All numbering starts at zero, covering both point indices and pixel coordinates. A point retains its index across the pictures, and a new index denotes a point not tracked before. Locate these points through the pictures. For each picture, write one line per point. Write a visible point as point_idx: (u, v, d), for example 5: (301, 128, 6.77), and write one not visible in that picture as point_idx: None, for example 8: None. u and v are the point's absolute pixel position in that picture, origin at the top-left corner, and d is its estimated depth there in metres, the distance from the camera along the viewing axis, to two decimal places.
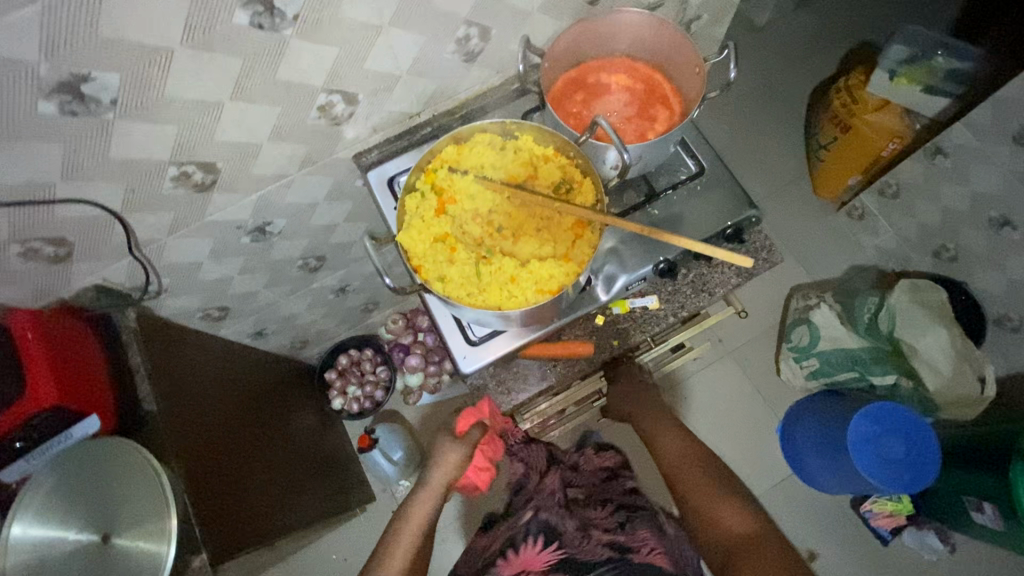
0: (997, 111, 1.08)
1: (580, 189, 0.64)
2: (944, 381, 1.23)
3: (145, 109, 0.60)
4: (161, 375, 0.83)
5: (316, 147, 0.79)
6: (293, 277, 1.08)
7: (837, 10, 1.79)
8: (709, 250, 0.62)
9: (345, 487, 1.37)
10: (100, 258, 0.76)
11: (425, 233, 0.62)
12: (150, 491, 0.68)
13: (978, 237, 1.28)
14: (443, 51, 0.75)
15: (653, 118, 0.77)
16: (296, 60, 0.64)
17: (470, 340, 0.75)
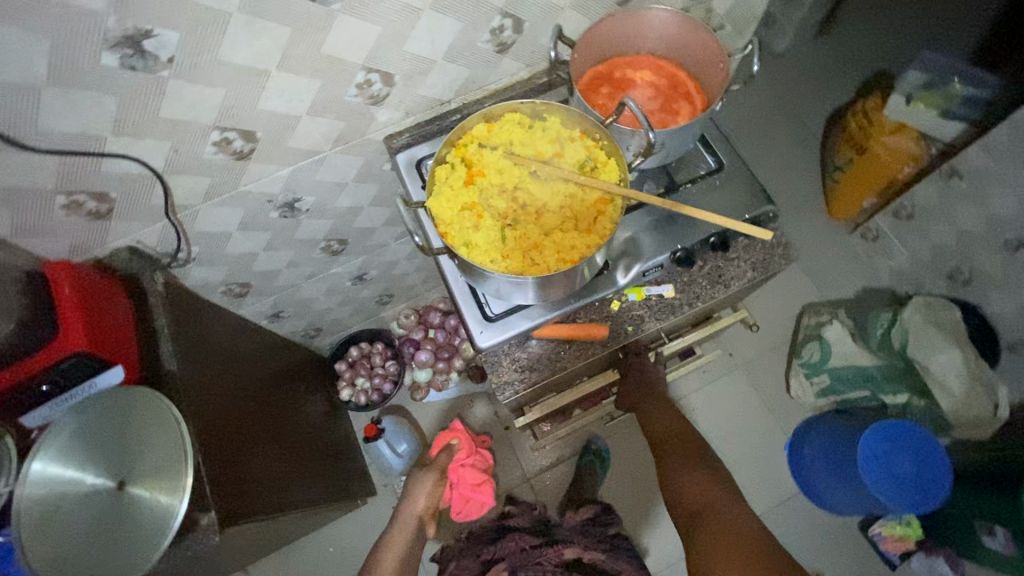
0: (1013, 133, 1.10)
1: (605, 168, 0.66)
2: (957, 402, 1.21)
3: (197, 70, 0.63)
4: (183, 338, 0.85)
5: (350, 125, 0.82)
6: (315, 260, 1.11)
7: None
8: (731, 223, 0.71)
9: (349, 477, 1.37)
10: (137, 218, 0.79)
11: (453, 201, 0.64)
12: (166, 443, 0.69)
13: (993, 260, 1.28)
14: (477, 39, 0.78)
15: (676, 111, 0.80)
16: (341, 35, 0.67)
17: (487, 316, 0.77)
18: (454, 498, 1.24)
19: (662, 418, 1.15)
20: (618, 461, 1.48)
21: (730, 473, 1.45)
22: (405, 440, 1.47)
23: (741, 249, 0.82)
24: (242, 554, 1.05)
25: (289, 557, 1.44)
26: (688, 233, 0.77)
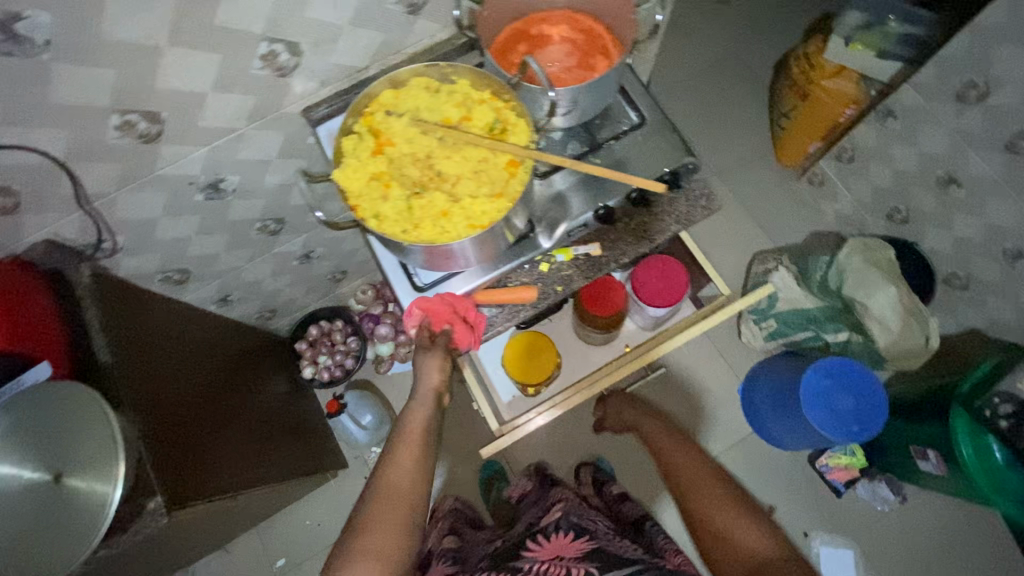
0: (942, 70, 1.12)
1: (514, 130, 0.66)
2: (894, 337, 1.27)
3: (81, 52, 0.61)
4: (117, 330, 0.85)
5: (264, 99, 0.80)
6: (253, 241, 1.09)
7: None
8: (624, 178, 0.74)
9: (317, 452, 1.39)
10: (50, 210, 0.77)
11: (361, 171, 0.64)
12: (97, 434, 0.69)
13: (928, 197, 1.32)
14: (385, 3, 0.76)
15: (593, 67, 0.79)
16: (232, 5, 0.65)
17: (417, 286, 0.78)
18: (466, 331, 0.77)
19: (675, 449, 1.09)
20: (580, 418, 1.52)
21: (687, 419, 1.50)
22: (369, 412, 1.48)
23: (665, 203, 0.84)
24: (211, 532, 1.08)
25: (265, 533, 1.48)
26: (608, 192, 0.78)
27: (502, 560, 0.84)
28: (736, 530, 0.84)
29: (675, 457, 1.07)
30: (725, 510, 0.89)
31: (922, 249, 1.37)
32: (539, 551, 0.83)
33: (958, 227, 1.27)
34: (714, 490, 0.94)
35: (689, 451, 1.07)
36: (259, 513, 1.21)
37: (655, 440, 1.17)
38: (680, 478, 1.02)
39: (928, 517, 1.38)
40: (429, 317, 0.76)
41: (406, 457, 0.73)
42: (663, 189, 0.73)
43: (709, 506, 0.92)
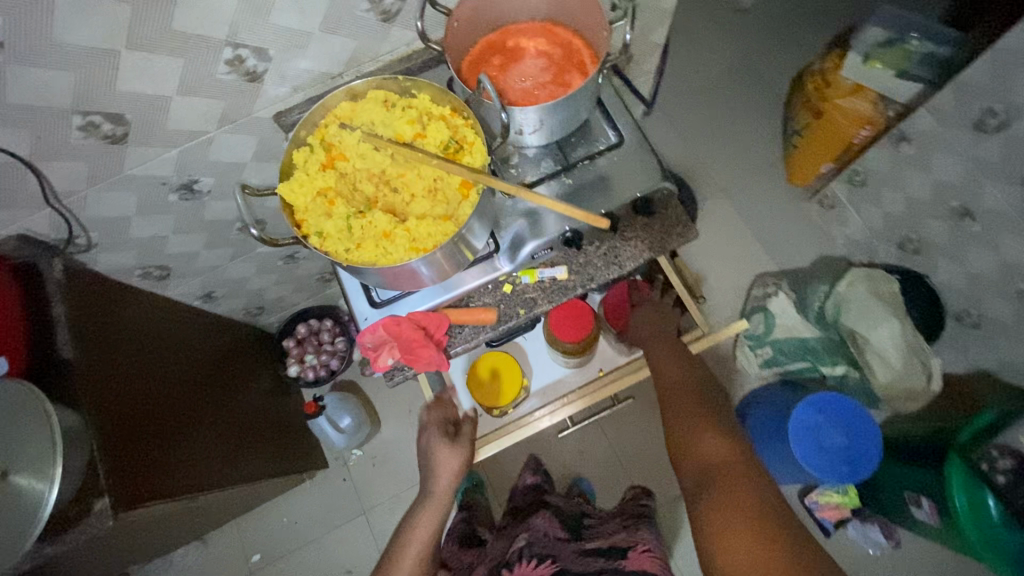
0: (959, 96, 1.05)
1: (470, 150, 0.63)
2: (896, 374, 1.21)
3: (33, 53, 0.60)
4: (84, 326, 0.85)
5: (233, 103, 0.79)
6: (233, 240, 1.09)
7: None
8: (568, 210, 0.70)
9: (296, 452, 1.39)
10: (18, 206, 0.78)
11: (307, 186, 0.62)
12: (40, 435, 0.69)
13: (941, 229, 1.24)
14: (355, 9, 0.74)
15: (567, 83, 0.75)
16: (190, 9, 0.64)
17: (374, 302, 0.76)
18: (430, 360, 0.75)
19: (670, 365, 0.92)
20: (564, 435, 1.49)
21: None
22: (348, 415, 1.45)
23: (638, 228, 0.80)
24: (177, 528, 1.08)
25: (244, 528, 1.49)
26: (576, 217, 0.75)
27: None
28: (710, 442, 0.80)
29: (658, 354, 0.95)
30: (704, 422, 0.83)
31: (933, 282, 1.29)
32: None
33: (970, 263, 1.20)
34: (693, 400, 0.87)
35: (683, 368, 0.92)
36: (231, 510, 1.22)
37: (636, 318, 1.00)
38: (665, 392, 0.91)
39: (922, 565, 1.30)
40: (394, 341, 0.74)
41: (412, 546, 0.90)
42: (607, 226, 0.71)
43: (691, 412, 0.85)
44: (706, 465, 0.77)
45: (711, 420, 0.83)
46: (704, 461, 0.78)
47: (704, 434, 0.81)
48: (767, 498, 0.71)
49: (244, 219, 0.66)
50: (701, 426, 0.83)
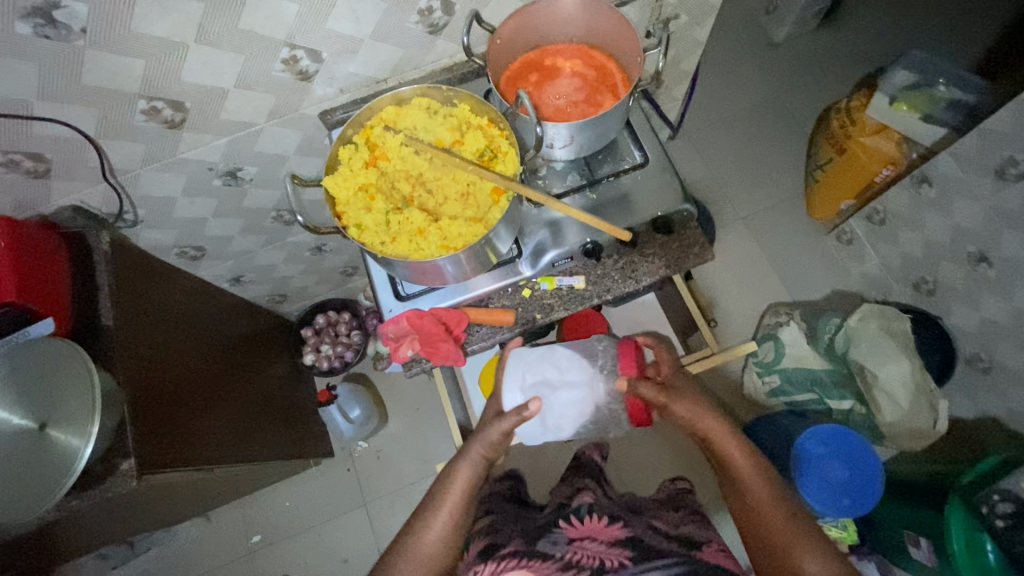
0: (982, 143, 1.07)
1: (504, 158, 0.67)
2: (902, 414, 1.21)
3: (113, 41, 0.66)
4: (123, 297, 0.90)
5: (284, 99, 0.84)
6: (268, 228, 1.15)
7: (859, 32, 1.77)
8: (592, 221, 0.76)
9: (305, 437, 1.43)
10: (77, 179, 0.83)
11: (350, 181, 0.66)
12: (80, 392, 0.73)
13: (957, 272, 1.25)
14: (406, 21, 0.79)
15: (599, 104, 0.79)
16: (258, 11, 0.69)
17: (399, 295, 0.80)
18: (446, 355, 0.78)
19: (748, 473, 0.77)
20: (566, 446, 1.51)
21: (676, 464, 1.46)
22: (358, 407, 1.49)
23: (657, 246, 0.82)
24: (188, 500, 1.11)
25: (246, 509, 1.53)
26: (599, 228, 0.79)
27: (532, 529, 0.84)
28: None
29: (733, 456, 0.80)
30: (807, 550, 0.68)
31: (946, 324, 1.30)
32: (571, 528, 0.83)
33: (984, 307, 1.20)
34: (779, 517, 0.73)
35: (763, 475, 0.77)
36: (240, 487, 1.25)
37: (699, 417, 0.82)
38: (742, 511, 0.76)
39: None
40: (416, 333, 0.78)
41: (445, 511, 0.79)
42: (626, 238, 0.78)
43: (792, 546, 0.70)
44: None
45: (815, 549, 0.69)
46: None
47: (798, 559, 0.68)
48: None
49: (292, 205, 0.70)
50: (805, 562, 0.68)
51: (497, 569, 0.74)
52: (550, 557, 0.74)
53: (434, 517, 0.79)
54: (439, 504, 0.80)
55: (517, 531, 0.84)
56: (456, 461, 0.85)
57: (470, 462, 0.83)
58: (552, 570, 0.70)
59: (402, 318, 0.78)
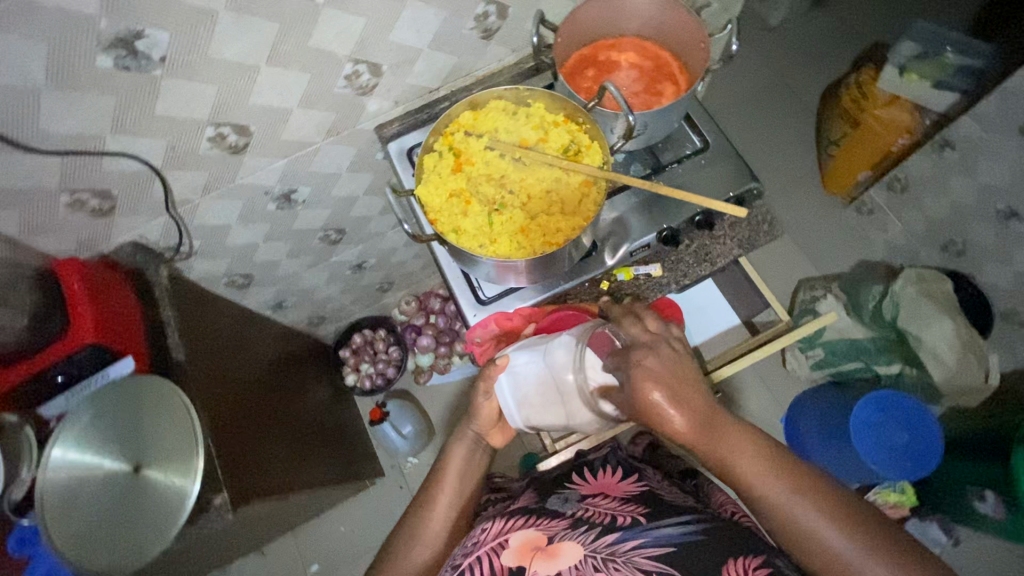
0: (1005, 102, 1.10)
1: (588, 152, 0.68)
2: (950, 371, 1.23)
3: (188, 68, 0.65)
4: (190, 331, 0.88)
5: (342, 116, 0.84)
6: (314, 249, 1.14)
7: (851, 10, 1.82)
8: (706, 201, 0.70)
9: (356, 458, 1.41)
10: (139, 213, 0.82)
11: (441, 188, 0.66)
12: (179, 428, 0.73)
13: (986, 229, 1.29)
14: (462, 27, 0.80)
15: (660, 93, 0.81)
16: (327, 28, 0.69)
17: (479, 299, 0.79)
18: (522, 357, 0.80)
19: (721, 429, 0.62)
20: None
21: None
22: (409, 422, 1.48)
23: (726, 228, 0.84)
24: (260, 533, 1.09)
25: (301, 538, 1.50)
26: (675, 212, 0.80)
27: (548, 489, 0.88)
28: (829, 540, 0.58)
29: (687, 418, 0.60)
30: (801, 504, 0.60)
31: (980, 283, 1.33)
32: (585, 486, 0.87)
33: (1018, 262, 1.24)
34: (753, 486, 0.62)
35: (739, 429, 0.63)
36: (302, 518, 1.23)
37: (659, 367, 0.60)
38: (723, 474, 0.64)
39: (980, 565, 1.31)
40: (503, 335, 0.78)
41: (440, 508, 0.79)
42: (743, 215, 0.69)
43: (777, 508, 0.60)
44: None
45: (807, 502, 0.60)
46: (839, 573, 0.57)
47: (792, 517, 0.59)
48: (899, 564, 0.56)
49: (398, 217, 0.69)
50: (804, 517, 0.59)
51: (507, 526, 0.76)
52: (560, 516, 0.76)
53: (438, 489, 0.79)
54: (442, 478, 0.80)
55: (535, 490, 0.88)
56: (450, 443, 0.83)
57: (464, 441, 0.82)
58: (562, 527, 0.73)
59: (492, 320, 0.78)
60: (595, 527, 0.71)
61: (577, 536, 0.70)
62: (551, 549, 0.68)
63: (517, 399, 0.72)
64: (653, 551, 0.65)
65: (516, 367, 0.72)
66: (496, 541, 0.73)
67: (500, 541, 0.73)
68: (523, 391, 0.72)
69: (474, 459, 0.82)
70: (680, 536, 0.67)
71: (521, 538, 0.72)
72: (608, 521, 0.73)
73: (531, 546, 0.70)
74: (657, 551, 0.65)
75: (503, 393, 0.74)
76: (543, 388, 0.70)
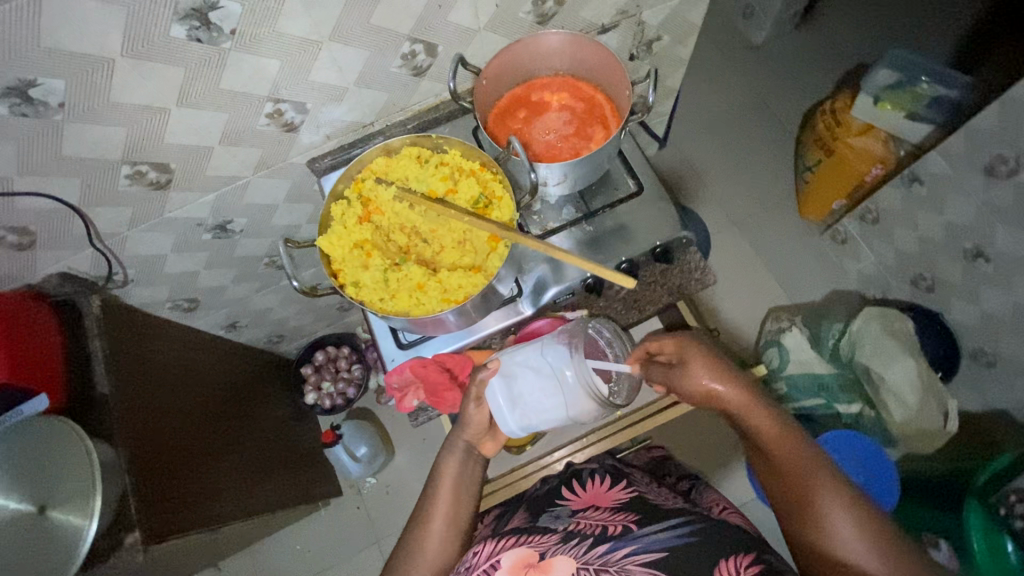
0: (971, 141, 1.07)
1: (498, 205, 0.66)
2: (911, 413, 1.21)
3: (92, 112, 0.64)
4: (120, 361, 0.87)
5: (270, 151, 0.83)
6: (260, 274, 1.13)
7: None
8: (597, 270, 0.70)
9: (313, 480, 1.40)
10: (64, 247, 0.81)
11: (345, 239, 0.66)
12: (79, 470, 0.72)
13: (954, 268, 1.25)
14: (388, 65, 0.78)
15: (590, 137, 0.79)
16: (237, 72, 0.68)
17: (400, 343, 0.78)
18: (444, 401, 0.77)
19: (784, 445, 0.64)
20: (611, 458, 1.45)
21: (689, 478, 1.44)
22: (364, 444, 1.50)
23: (657, 273, 0.83)
24: (201, 557, 1.09)
25: (257, 554, 1.49)
26: (599, 258, 0.80)
27: (539, 506, 0.84)
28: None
29: (761, 428, 0.66)
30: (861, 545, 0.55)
31: (947, 320, 1.30)
32: (576, 501, 0.82)
33: (985, 303, 1.20)
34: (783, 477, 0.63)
35: (811, 455, 0.62)
36: (249, 538, 1.23)
37: (716, 376, 0.69)
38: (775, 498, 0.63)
39: None
40: (420, 382, 0.76)
41: (438, 522, 0.73)
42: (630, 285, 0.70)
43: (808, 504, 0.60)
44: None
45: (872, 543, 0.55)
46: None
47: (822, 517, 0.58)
48: None
49: (286, 270, 0.71)
50: (858, 559, 0.55)
51: (498, 547, 0.71)
52: (551, 531, 0.72)
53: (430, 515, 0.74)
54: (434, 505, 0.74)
55: (526, 510, 0.84)
56: (441, 454, 0.79)
57: (454, 453, 0.78)
58: (553, 542, 0.69)
59: (410, 366, 0.75)
60: (586, 539, 0.68)
61: (568, 549, 0.66)
62: (541, 566, 0.65)
63: (514, 400, 0.73)
64: (648, 556, 0.62)
65: (514, 368, 0.75)
66: (487, 563, 0.68)
67: (491, 562, 0.68)
68: (519, 392, 0.74)
69: (466, 472, 0.78)
70: (674, 540, 0.64)
71: (511, 558, 0.67)
72: (599, 531, 0.69)
73: (522, 564, 0.66)
74: (653, 557, 0.62)
75: (495, 398, 0.74)
76: (541, 382, 0.74)
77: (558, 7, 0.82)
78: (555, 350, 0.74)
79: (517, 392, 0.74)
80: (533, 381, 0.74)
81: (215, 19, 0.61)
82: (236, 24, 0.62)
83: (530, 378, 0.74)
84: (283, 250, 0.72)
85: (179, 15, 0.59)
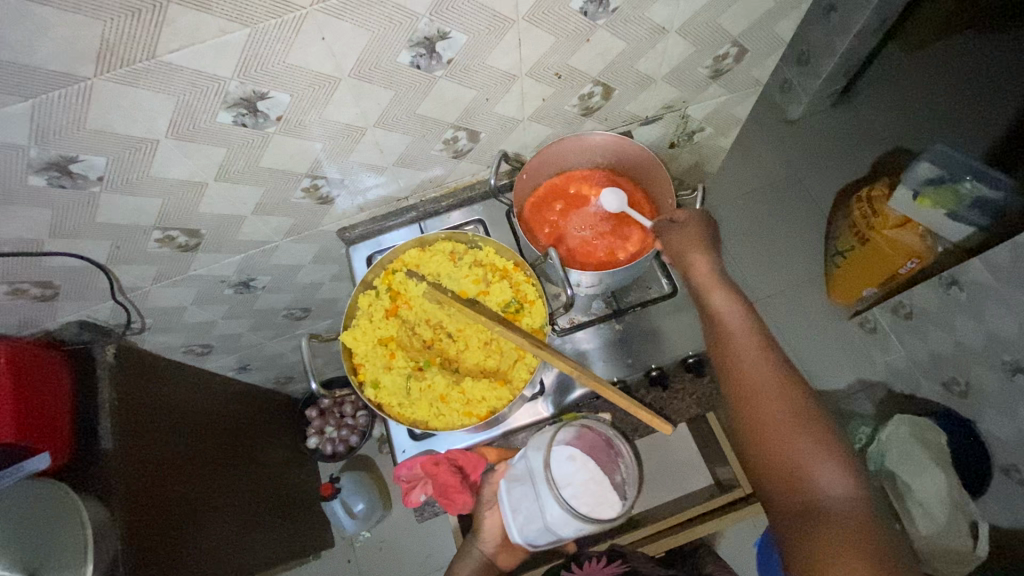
0: (1017, 255, 1.03)
1: (530, 310, 0.65)
2: (938, 530, 1.06)
3: (130, 184, 0.63)
4: (129, 414, 0.85)
5: (301, 220, 0.82)
6: (277, 323, 1.12)
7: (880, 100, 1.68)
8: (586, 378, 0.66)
9: (305, 533, 1.35)
10: (85, 299, 0.81)
11: (369, 335, 0.66)
12: (72, 537, 0.70)
13: (990, 378, 1.19)
14: (430, 148, 0.77)
15: (626, 236, 0.77)
16: (280, 152, 0.67)
17: (413, 434, 0.75)
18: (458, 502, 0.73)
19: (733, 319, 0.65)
20: None
21: None
22: (362, 500, 1.48)
23: (687, 383, 0.78)
24: None
25: None
26: (627, 366, 0.77)
27: None
28: (815, 462, 0.55)
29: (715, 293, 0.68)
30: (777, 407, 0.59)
31: (979, 431, 1.23)
32: None
33: None
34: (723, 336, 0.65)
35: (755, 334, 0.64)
36: None
37: (683, 227, 0.71)
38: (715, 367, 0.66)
39: None
40: (429, 480, 0.72)
41: None
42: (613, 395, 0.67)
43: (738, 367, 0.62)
44: (815, 505, 0.53)
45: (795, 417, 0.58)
46: (810, 498, 0.54)
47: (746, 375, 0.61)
48: (808, 451, 0.56)
49: (304, 364, 0.79)
50: (776, 421, 0.58)
51: None
52: None
53: None
54: None
55: None
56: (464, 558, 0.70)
57: None
58: None
59: (423, 462, 0.72)
60: None
61: None
62: None
63: (511, 508, 0.71)
64: None
65: (516, 472, 0.72)
66: None
67: None
68: (514, 497, 0.70)
69: None
70: None
71: None
72: None
73: None
74: None
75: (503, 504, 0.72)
76: (524, 490, 0.69)
77: (605, 102, 0.81)
78: (534, 449, 0.69)
79: (514, 498, 0.70)
80: (528, 487, 0.69)
81: (263, 108, 0.60)
82: (283, 111, 0.62)
83: (524, 488, 0.69)
84: (307, 347, 0.77)
85: (228, 103, 0.58)
